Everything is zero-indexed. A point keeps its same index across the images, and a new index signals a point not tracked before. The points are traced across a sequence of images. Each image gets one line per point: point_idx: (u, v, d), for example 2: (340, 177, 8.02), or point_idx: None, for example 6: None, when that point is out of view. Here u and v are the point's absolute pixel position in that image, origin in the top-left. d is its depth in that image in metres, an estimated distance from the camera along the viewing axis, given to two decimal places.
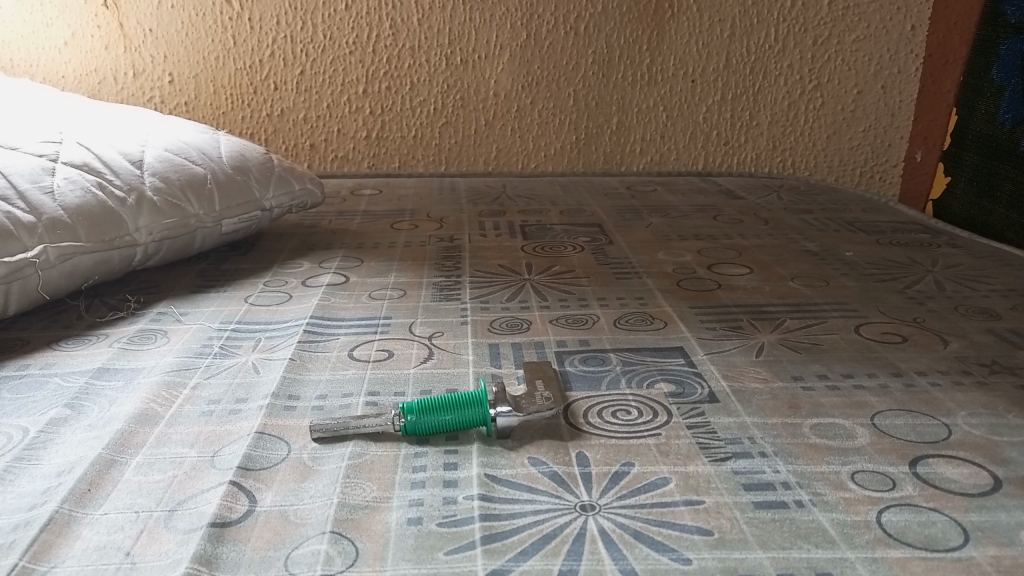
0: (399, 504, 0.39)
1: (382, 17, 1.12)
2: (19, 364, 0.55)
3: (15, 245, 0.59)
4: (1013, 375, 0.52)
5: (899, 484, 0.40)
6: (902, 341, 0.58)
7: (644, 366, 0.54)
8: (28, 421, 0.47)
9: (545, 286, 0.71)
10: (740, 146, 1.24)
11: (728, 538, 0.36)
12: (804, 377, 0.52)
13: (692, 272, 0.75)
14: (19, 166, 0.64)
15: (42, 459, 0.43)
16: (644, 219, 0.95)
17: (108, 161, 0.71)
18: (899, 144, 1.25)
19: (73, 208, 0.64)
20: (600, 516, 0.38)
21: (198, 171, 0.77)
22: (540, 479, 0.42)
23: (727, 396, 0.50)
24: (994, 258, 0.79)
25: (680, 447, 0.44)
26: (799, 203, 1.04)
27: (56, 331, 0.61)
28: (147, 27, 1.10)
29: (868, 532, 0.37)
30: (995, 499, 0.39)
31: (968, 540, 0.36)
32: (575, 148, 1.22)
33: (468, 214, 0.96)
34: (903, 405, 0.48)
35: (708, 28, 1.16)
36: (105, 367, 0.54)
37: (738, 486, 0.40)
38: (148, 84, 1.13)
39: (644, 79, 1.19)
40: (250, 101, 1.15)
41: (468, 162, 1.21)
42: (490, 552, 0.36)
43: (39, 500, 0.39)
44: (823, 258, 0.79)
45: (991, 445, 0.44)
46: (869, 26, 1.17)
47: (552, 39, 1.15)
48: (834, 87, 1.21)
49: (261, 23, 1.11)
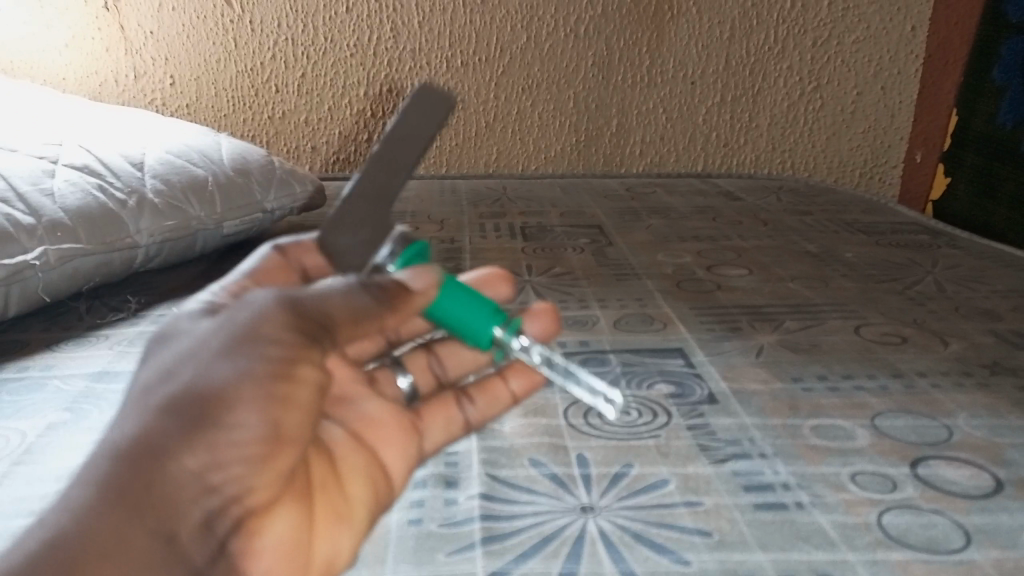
0: (402, 507, 0.40)
1: (383, 20, 1.12)
2: (20, 366, 0.55)
3: (15, 247, 0.59)
4: (1013, 376, 0.52)
5: (899, 486, 0.40)
6: (902, 342, 0.57)
7: (644, 367, 0.54)
8: (28, 424, 0.47)
9: (545, 287, 0.71)
10: (740, 147, 1.25)
11: (728, 540, 0.36)
12: (805, 378, 0.52)
13: (692, 274, 0.75)
14: (19, 169, 0.64)
15: (40, 462, 0.43)
16: (644, 221, 0.95)
17: (109, 164, 0.71)
18: (899, 146, 1.24)
19: (73, 211, 0.64)
20: (600, 518, 0.38)
21: (199, 173, 0.77)
22: (539, 480, 0.41)
23: (726, 398, 0.49)
24: (995, 259, 0.79)
25: (680, 448, 0.44)
26: (798, 205, 1.04)
27: (56, 333, 0.61)
28: (148, 30, 1.11)
29: (868, 534, 0.37)
30: (995, 501, 0.39)
31: (969, 542, 0.36)
32: (575, 150, 1.22)
33: (468, 216, 0.96)
34: (904, 405, 0.48)
35: (708, 29, 1.16)
36: (105, 369, 0.54)
37: (738, 487, 0.40)
38: (149, 86, 1.13)
39: (643, 81, 1.19)
40: (252, 104, 1.16)
41: (468, 164, 1.22)
42: (489, 553, 0.36)
43: (38, 505, 0.39)
44: (823, 259, 0.79)
45: (992, 447, 0.44)
46: (869, 27, 1.16)
47: (552, 41, 1.15)
48: (833, 88, 1.20)
49: (261, 25, 1.11)
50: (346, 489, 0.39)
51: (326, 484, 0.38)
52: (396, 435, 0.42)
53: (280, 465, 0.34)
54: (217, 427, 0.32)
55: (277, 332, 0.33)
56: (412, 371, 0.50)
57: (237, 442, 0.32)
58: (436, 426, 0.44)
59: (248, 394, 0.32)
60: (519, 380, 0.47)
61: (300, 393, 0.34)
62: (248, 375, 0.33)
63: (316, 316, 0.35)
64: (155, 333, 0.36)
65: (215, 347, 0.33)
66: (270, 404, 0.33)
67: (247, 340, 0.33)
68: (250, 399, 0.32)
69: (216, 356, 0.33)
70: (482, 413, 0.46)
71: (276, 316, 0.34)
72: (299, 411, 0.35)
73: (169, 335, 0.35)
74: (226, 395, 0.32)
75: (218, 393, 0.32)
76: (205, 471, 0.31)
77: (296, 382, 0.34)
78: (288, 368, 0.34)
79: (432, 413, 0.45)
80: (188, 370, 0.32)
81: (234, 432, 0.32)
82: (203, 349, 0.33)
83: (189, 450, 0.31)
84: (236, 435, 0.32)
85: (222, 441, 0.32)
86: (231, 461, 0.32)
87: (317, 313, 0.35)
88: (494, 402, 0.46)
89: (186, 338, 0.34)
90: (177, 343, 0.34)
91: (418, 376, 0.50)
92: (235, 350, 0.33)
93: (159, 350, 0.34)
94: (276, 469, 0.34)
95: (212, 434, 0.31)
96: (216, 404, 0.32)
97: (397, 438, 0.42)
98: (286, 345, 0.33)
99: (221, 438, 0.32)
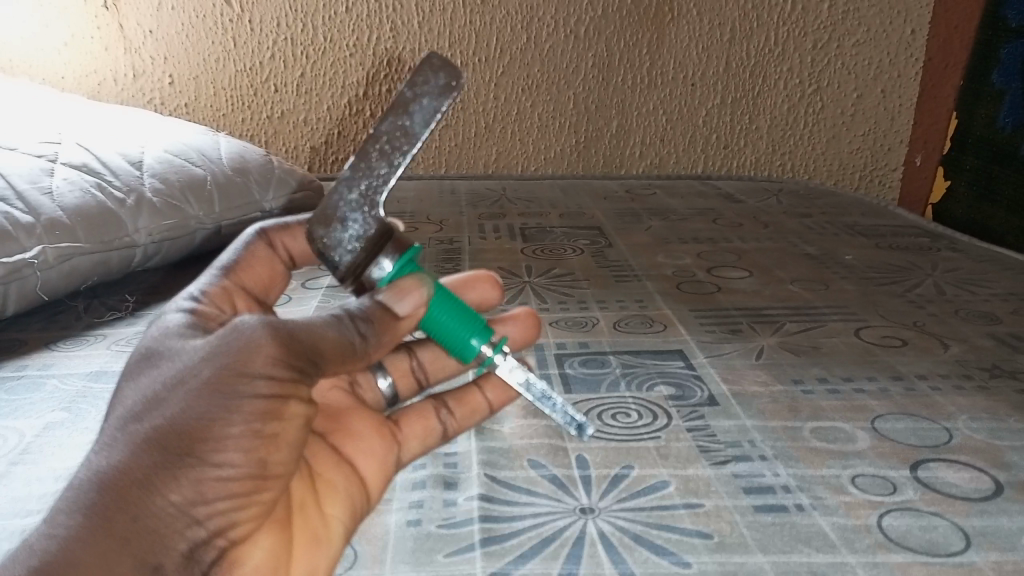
0: (400, 508, 0.40)
1: (382, 20, 1.12)
2: (17, 365, 0.55)
3: (13, 246, 0.59)
4: (1013, 379, 0.52)
5: (899, 489, 0.40)
6: (902, 344, 0.57)
7: (644, 369, 0.54)
8: (25, 424, 0.47)
9: (544, 288, 0.71)
10: (739, 149, 1.25)
11: (728, 542, 0.36)
12: (805, 381, 0.52)
13: (691, 275, 0.75)
14: (18, 167, 0.64)
15: (37, 462, 0.43)
16: (643, 222, 0.95)
17: (108, 163, 0.71)
18: (898, 148, 1.25)
19: (72, 210, 0.64)
20: (600, 520, 0.38)
21: (197, 173, 0.77)
22: (539, 482, 0.41)
23: (727, 400, 0.49)
24: (994, 262, 0.79)
25: (680, 450, 0.44)
26: (798, 207, 1.04)
27: (53, 332, 0.61)
28: (147, 29, 1.10)
29: (868, 536, 0.36)
30: (995, 504, 0.39)
31: (969, 545, 0.36)
32: (575, 151, 1.22)
33: (467, 217, 0.96)
34: (904, 408, 0.48)
35: (708, 31, 1.16)
36: (102, 369, 0.54)
37: (738, 489, 0.40)
38: (148, 86, 1.13)
39: (643, 83, 1.19)
40: (251, 104, 1.16)
41: (467, 164, 1.22)
42: (489, 555, 0.36)
43: (36, 506, 0.39)
44: (822, 261, 0.79)
45: (992, 450, 0.44)
46: (869, 30, 1.17)
47: (552, 42, 1.15)
48: (833, 90, 1.20)
49: (261, 25, 1.11)
50: (324, 509, 0.39)
51: (306, 503, 0.39)
52: (375, 446, 0.43)
53: (263, 497, 0.34)
54: (202, 464, 0.32)
55: (265, 368, 0.33)
56: (393, 372, 0.49)
57: (220, 478, 0.32)
58: (414, 435, 0.44)
59: (233, 432, 0.32)
60: (495, 390, 0.46)
61: (286, 428, 0.34)
62: (234, 413, 0.32)
63: (304, 348, 0.34)
64: (142, 346, 0.36)
65: (201, 379, 0.32)
66: (255, 441, 0.33)
67: (234, 376, 0.32)
68: (235, 438, 0.32)
69: (202, 390, 0.32)
70: (461, 423, 0.45)
71: (265, 350, 0.33)
72: (286, 443, 0.35)
73: (159, 354, 0.35)
74: (210, 433, 0.32)
75: (203, 432, 0.32)
76: (187, 507, 0.32)
77: (283, 418, 0.34)
78: (276, 405, 0.33)
79: (411, 424, 0.44)
80: (174, 403, 0.32)
81: (218, 468, 0.32)
82: (188, 379, 0.32)
83: (174, 485, 0.31)
84: (221, 471, 0.32)
85: (206, 476, 0.32)
86: (215, 495, 0.32)
87: (305, 347, 0.34)
88: (473, 412, 0.45)
89: (176, 363, 0.33)
90: (166, 367, 0.34)
91: (400, 379, 0.49)
92: (221, 388, 0.32)
93: (148, 371, 0.34)
94: (259, 500, 0.34)
95: (196, 469, 0.32)
96: (202, 441, 0.32)
97: (376, 450, 0.43)
98: (275, 381, 0.33)
99: (206, 474, 0.32)
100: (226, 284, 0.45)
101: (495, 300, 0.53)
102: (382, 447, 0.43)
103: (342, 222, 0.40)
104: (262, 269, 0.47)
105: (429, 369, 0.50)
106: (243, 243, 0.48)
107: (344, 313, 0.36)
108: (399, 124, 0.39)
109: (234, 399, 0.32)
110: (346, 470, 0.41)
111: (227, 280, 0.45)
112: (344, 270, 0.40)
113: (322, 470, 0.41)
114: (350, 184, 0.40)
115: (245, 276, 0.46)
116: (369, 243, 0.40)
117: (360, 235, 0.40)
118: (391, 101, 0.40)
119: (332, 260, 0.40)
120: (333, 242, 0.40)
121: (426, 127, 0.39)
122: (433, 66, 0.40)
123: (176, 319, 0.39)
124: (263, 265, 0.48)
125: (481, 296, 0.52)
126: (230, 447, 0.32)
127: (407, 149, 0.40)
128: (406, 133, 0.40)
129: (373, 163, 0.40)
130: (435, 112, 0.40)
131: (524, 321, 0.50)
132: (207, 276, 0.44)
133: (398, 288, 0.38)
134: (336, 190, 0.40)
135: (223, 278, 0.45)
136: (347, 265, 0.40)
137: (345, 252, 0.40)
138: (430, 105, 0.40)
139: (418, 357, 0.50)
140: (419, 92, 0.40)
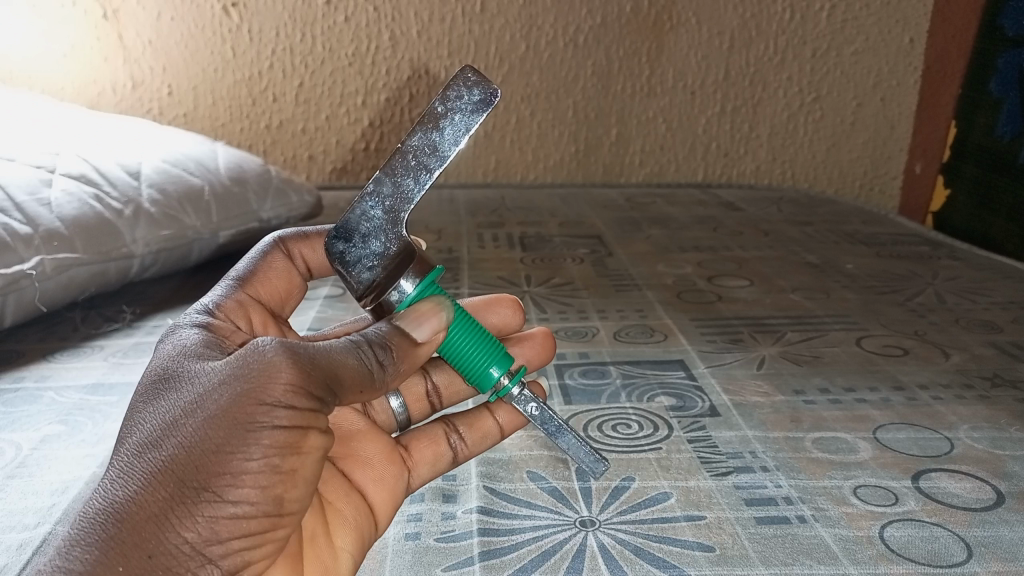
0: (400, 521, 0.40)
1: (382, 29, 1.12)
2: (14, 377, 0.55)
3: (12, 257, 0.58)
4: (1013, 388, 0.52)
5: (901, 499, 0.40)
6: (903, 354, 0.57)
7: (644, 379, 0.54)
8: (21, 437, 0.46)
9: (545, 298, 0.71)
10: (739, 157, 1.25)
11: (729, 554, 0.36)
12: (806, 391, 0.52)
13: (691, 284, 0.75)
14: (18, 178, 0.63)
15: (34, 474, 0.43)
16: (643, 231, 0.95)
17: (107, 174, 0.71)
18: (898, 156, 1.26)
19: (71, 220, 0.64)
20: (600, 532, 0.38)
21: (196, 182, 0.77)
22: (539, 494, 0.41)
23: (727, 410, 0.49)
24: (994, 271, 0.79)
25: (681, 462, 0.43)
26: (798, 215, 1.04)
27: (51, 343, 0.61)
28: (146, 39, 1.10)
29: (871, 547, 0.36)
30: (997, 514, 0.38)
31: (971, 555, 0.35)
32: (574, 160, 1.23)
33: (467, 226, 0.96)
34: (905, 418, 0.48)
35: (707, 40, 1.16)
36: (100, 382, 0.54)
37: (740, 500, 0.40)
38: (147, 95, 1.13)
39: (643, 91, 1.19)
40: (249, 113, 1.16)
41: (466, 174, 1.23)
42: (489, 567, 0.36)
43: (34, 520, 0.39)
44: (823, 270, 0.79)
45: (993, 460, 0.43)
46: (868, 38, 1.17)
47: (552, 52, 1.15)
48: (833, 99, 1.21)
49: (260, 35, 1.11)
50: (335, 542, 0.39)
51: (316, 534, 0.39)
52: (386, 472, 0.43)
53: (277, 535, 0.34)
54: (217, 500, 0.31)
55: (285, 396, 0.32)
56: (405, 396, 0.49)
57: (235, 515, 0.32)
58: (423, 460, 0.44)
59: (251, 466, 0.32)
60: (506, 414, 0.45)
61: (303, 463, 0.34)
62: (252, 446, 0.32)
63: (323, 376, 0.34)
64: (155, 368, 0.36)
65: (219, 407, 0.32)
66: (272, 476, 0.33)
67: (253, 405, 0.32)
68: (252, 473, 0.32)
69: (220, 419, 0.32)
70: (471, 448, 0.44)
71: (284, 377, 0.32)
72: (302, 480, 0.34)
73: (175, 378, 0.34)
74: (226, 467, 0.31)
75: (221, 465, 0.31)
76: (203, 545, 0.31)
77: (300, 452, 0.33)
78: (294, 438, 0.33)
79: (421, 449, 0.44)
80: (191, 431, 0.32)
81: (234, 505, 0.32)
82: (206, 406, 0.32)
83: (188, 522, 0.31)
84: (236, 508, 0.32)
85: (220, 513, 0.31)
86: (228, 534, 0.32)
87: (325, 374, 0.34)
88: (484, 438, 0.45)
89: (194, 388, 0.33)
90: (183, 393, 0.33)
91: (413, 403, 0.50)
92: (240, 419, 0.32)
93: (165, 396, 0.34)
94: (273, 538, 0.34)
95: (211, 505, 0.31)
96: (218, 475, 0.31)
97: (388, 477, 0.42)
98: (294, 411, 0.33)
99: (221, 512, 0.31)
100: (241, 296, 0.45)
101: (515, 324, 0.52)
102: (393, 473, 0.43)
103: (363, 237, 0.40)
104: (279, 282, 0.47)
105: (444, 393, 0.50)
106: (260, 252, 0.48)
107: (361, 340, 0.37)
108: (429, 139, 0.40)
109: (253, 430, 0.32)
110: (356, 499, 0.41)
111: (242, 292, 0.45)
112: (364, 288, 0.40)
113: (333, 498, 0.41)
114: (374, 200, 0.40)
115: (261, 288, 0.46)
116: (390, 260, 0.40)
117: (381, 253, 0.40)
118: (422, 114, 0.40)
119: (352, 275, 0.40)
120: (352, 257, 0.40)
121: (455, 144, 0.40)
122: (466, 81, 0.40)
123: (190, 337, 0.38)
124: (280, 277, 0.47)
125: (502, 319, 0.52)
126: (247, 481, 0.32)
127: (434, 165, 0.40)
128: (434, 149, 0.40)
129: (400, 178, 0.40)
130: (465, 128, 0.40)
131: (538, 341, 0.50)
132: (222, 287, 0.44)
133: (417, 313, 0.38)
134: (359, 205, 0.40)
135: (238, 289, 0.45)
136: (366, 282, 0.40)
137: (365, 268, 0.40)
138: (462, 121, 0.40)
139: (432, 379, 0.50)
140: (451, 107, 0.40)
